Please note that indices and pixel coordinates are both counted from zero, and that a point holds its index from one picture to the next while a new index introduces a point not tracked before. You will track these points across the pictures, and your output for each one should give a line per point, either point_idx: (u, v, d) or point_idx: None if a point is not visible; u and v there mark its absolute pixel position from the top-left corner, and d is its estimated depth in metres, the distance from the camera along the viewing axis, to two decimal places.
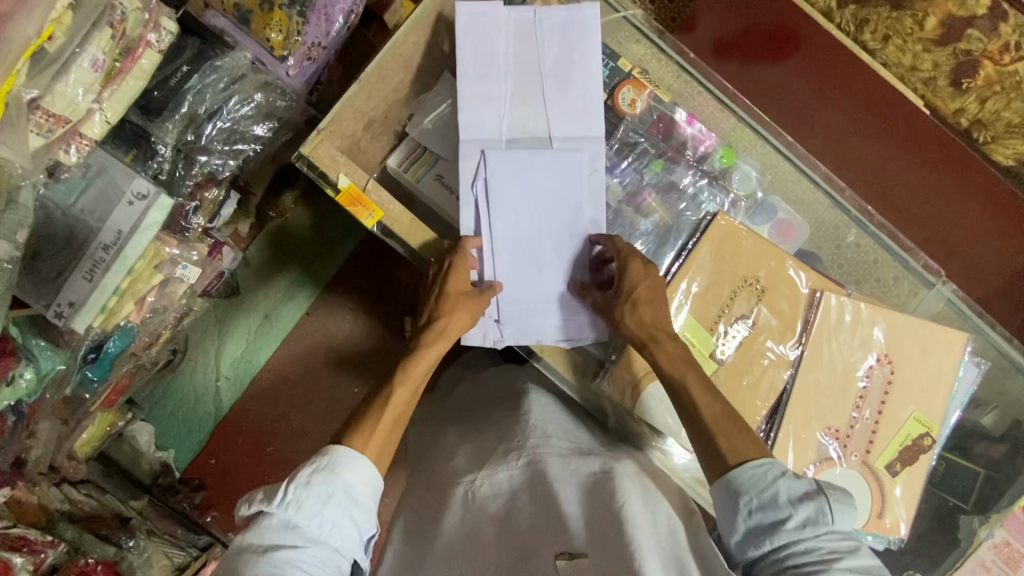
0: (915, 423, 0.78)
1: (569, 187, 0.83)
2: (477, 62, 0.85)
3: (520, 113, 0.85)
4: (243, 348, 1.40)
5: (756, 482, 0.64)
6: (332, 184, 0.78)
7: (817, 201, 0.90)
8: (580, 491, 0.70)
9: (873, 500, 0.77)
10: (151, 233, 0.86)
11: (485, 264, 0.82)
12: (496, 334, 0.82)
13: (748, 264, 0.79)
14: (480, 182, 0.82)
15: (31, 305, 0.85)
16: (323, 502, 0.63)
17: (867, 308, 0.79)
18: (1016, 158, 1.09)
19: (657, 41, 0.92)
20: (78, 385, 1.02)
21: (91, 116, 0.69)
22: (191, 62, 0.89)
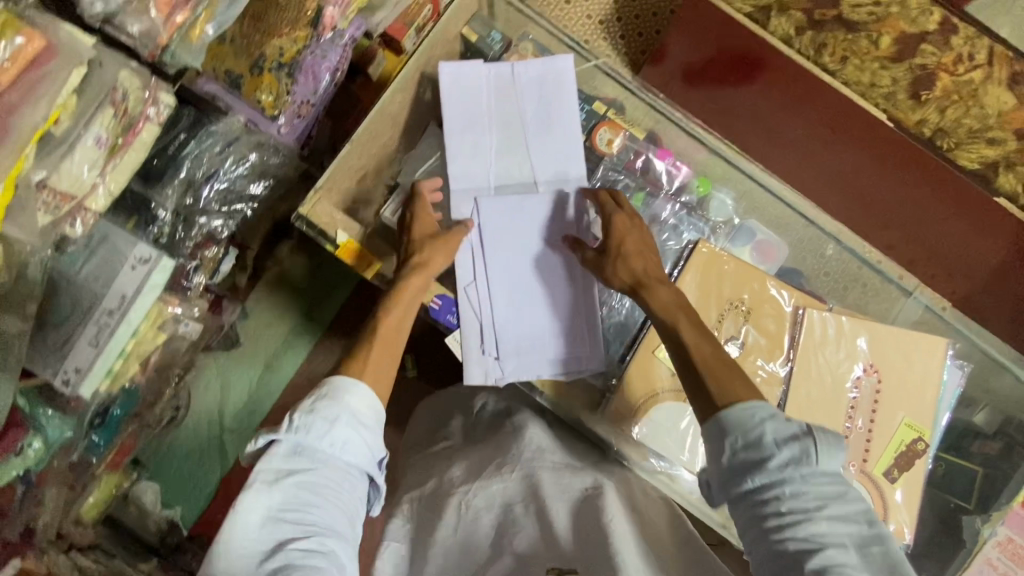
0: (908, 429, 0.80)
1: (557, 228, 0.89)
2: (462, 118, 0.92)
3: (503, 159, 0.93)
4: (246, 399, 1.40)
5: (744, 423, 0.62)
6: (332, 241, 0.82)
7: (798, 223, 0.94)
8: (572, 505, 0.74)
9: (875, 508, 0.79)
10: (154, 295, 0.88)
11: (482, 303, 0.86)
12: (497, 372, 0.85)
13: (732, 288, 0.82)
14: (476, 227, 0.88)
15: (38, 374, 0.86)
16: (329, 425, 0.64)
17: (848, 321, 0.82)
18: (982, 162, 1.05)
19: (627, 84, 0.99)
20: (85, 450, 1.03)
21: (96, 191, 0.72)
22: (188, 130, 0.94)
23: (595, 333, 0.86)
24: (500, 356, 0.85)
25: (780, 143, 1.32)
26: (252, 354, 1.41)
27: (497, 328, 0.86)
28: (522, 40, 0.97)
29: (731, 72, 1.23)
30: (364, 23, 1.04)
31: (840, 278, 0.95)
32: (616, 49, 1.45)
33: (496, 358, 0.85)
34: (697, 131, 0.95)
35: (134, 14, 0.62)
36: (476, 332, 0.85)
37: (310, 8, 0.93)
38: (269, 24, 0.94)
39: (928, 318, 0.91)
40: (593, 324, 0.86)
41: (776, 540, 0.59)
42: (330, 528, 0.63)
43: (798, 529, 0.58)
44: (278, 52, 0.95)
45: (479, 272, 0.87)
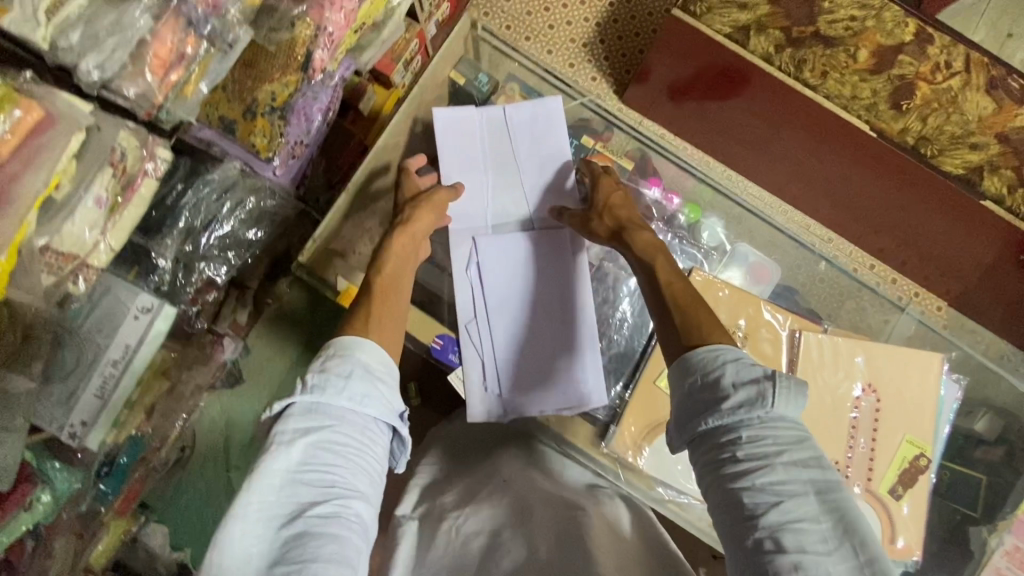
0: (909, 446, 0.81)
1: (553, 266, 0.92)
2: (458, 160, 0.94)
3: (500, 190, 0.95)
4: (251, 436, 1.40)
5: (704, 364, 0.62)
6: (333, 287, 0.96)
7: (790, 246, 0.97)
8: (557, 527, 0.70)
9: (882, 526, 0.80)
10: (156, 344, 0.89)
11: (483, 343, 0.90)
12: (500, 409, 0.88)
13: (727, 314, 0.83)
14: (473, 269, 0.92)
15: (43, 430, 0.86)
16: (346, 380, 0.62)
17: (844, 342, 0.83)
18: (967, 167, 1.06)
19: (609, 118, 1.02)
20: (93, 500, 1.02)
21: (97, 248, 0.72)
22: (185, 179, 0.96)
23: (593, 368, 0.90)
24: (502, 394, 0.88)
25: (769, 156, 1.33)
26: (254, 391, 1.39)
27: (498, 367, 0.89)
28: (508, 81, 1.04)
29: (714, 88, 1.23)
30: (353, 62, 1.08)
31: (833, 294, 0.97)
32: (600, 70, 1.48)
33: (497, 396, 0.89)
34: (684, 161, 0.99)
35: (130, 79, 0.64)
36: (478, 372, 0.89)
37: (299, 53, 0.89)
38: (259, 70, 0.92)
39: (921, 333, 0.94)
40: (591, 360, 0.90)
41: (732, 489, 0.57)
42: (351, 489, 0.59)
43: (754, 477, 0.56)
44: (270, 96, 0.94)
45: (479, 313, 0.91)
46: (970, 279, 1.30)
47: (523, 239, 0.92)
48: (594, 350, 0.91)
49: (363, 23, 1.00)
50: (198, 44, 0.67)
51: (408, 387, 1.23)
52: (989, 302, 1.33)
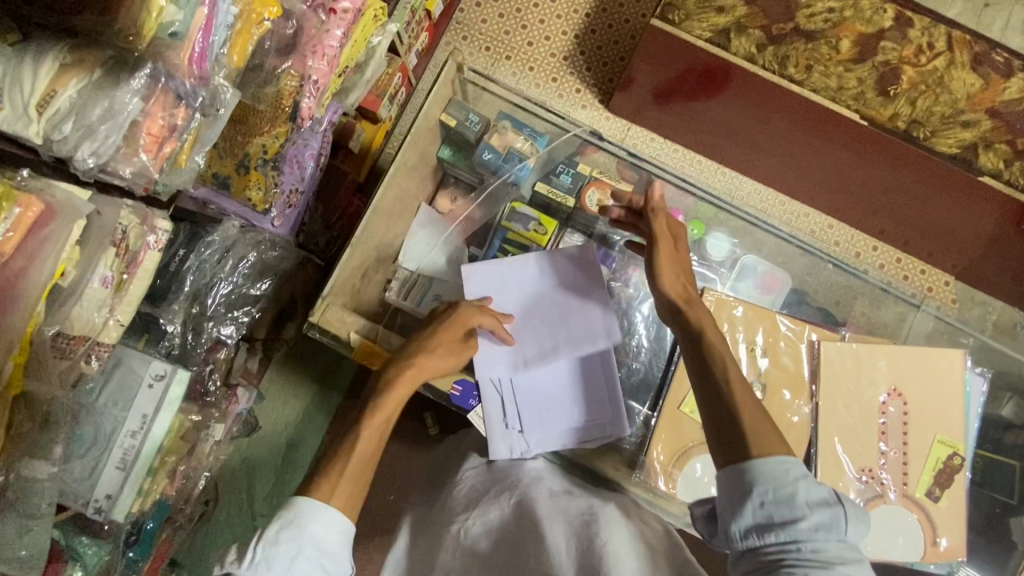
0: (941, 446, 0.80)
1: (567, 296, 0.90)
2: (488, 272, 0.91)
3: (526, 287, 0.91)
4: (273, 482, 1.38)
5: (776, 477, 0.56)
6: (346, 344, 0.82)
7: (799, 257, 0.97)
8: (568, 523, 0.72)
9: (924, 529, 0.78)
10: (173, 410, 0.88)
11: (501, 379, 0.88)
12: (522, 445, 0.87)
13: (745, 331, 0.83)
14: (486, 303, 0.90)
15: (70, 507, 0.86)
16: (290, 559, 0.59)
17: (865, 347, 0.82)
18: (961, 146, 1.05)
19: (601, 145, 1.00)
20: (124, 568, 1.02)
21: (107, 325, 0.72)
22: (186, 245, 0.98)
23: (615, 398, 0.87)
24: (524, 430, 0.87)
25: (762, 151, 1.33)
26: (273, 439, 1.39)
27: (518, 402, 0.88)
28: (499, 118, 1.00)
29: (698, 89, 1.22)
30: (340, 105, 1.09)
31: (840, 292, 0.97)
32: (583, 83, 1.47)
33: (519, 431, 0.87)
34: (683, 181, 0.98)
35: (125, 161, 0.65)
36: (498, 408, 0.87)
37: (287, 105, 0.89)
38: (248, 125, 0.92)
39: (940, 327, 0.93)
40: (613, 389, 0.88)
41: None
42: None
43: None
44: (262, 149, 0.94)
45: (495, 347, 0.88)
46: (976, 252, 1.30)
47: (536, 271, 0.91)
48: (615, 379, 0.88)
49: (346, 67, 1.00)
50: (189, 114, 0.68)
51: (424, 417, 1.24)
52: (998, 270, 1.33)
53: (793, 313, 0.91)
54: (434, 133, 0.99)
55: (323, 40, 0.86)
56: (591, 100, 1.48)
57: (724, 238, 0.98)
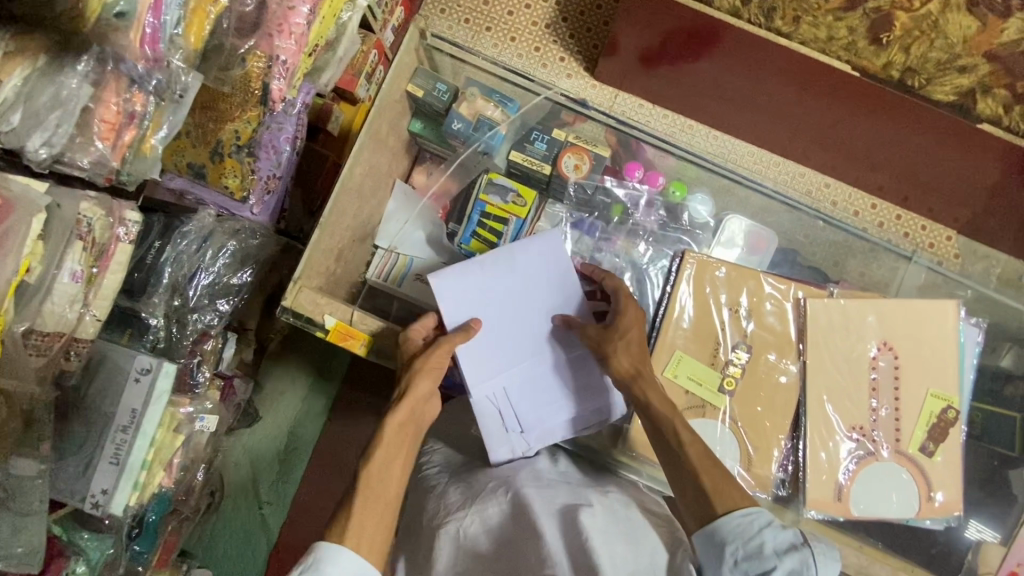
0: (934, 399, 0.78)
1: (543, 288, 0.87)
2: (461, 285, 0.85)
3: (501, 288, 0.86)
4: (277, 470, 1.39)
5: (742, 532, 0.63)
6: (320, 326, 0.79)
7: (786, 212, 0.94)
8: (560, 515, 0.70)
9: (917, 484, 0.77)
10: (162, 403, 0.88)
11: (491, 389, 0.84)
12: (523, 446, 0.84)
13: (728, 293, 0.81)
14: (462, 308, 0.84)
15: (66, 504, 0.86)
16: None
17: (851, 302, 0.80)
18: (958, 93, 1.00)
19: (577, 107, 0.97)
20: (129, 560, 1.04)
21: (83, 320, 0.72)
22: (161, 236, 0.95)
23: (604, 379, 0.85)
24: (523, 429, 0.84)
25: (755, 112, 1.29)
26: (273, 428, 1.39)
27: (512, 402, 0.84)
28: (469, 86, 0.97)
29: (684, 48, 1.17)
30: (312, 86, 1.06)
31: (840, 255, 0.94)
32: (567, 50, 1.43)
33: (520, 432, 0.84)
34: (660, 141, 0.95)
35: (81, 150, 0.64)
36: (494, 417, 0.83)
37: (255, 88, 0.86)
38: (219, 112, 0.90)
39: (932, 279, 0.91)
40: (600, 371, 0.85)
41: None
42: None
43: None
44: (234, 136, 0.93)
45: (479, 354, 0.84)
46: (978, 204, 1.25)
47: (505, 265, 0.86)
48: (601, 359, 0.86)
49: (315, 45, 0.96)
50: (146, 100, 0.66)
51: None
52: (997, 223, 1.28)
53: (778, 273, 0.89)
54: (403, 105, 0.97)
55: (289, 18, 0.83)
56: (577, 68, 1.44)
57: (708, 200, 0.95)
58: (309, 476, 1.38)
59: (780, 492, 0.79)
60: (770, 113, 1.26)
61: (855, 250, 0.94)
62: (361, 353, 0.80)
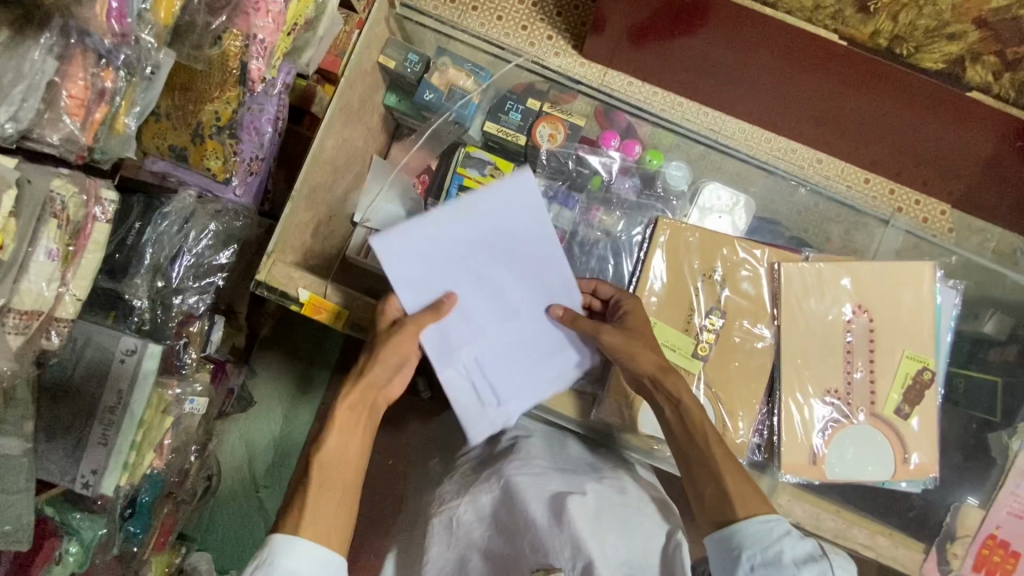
0: (911, 361, 0.78)
1: (508, 237, 0.79)
2: (416, 246, 0.77)
3: (462, 245, 0.78)
4: (273, 452, 1.40)
5: (760, 539, 0.62)
6: (295, 300, 0.78)
7: (762, 177, 0.96)
8: (550, 501, 0.73)
9: (893, 446, 0.77)
10: (148, 384, 0.89)
11: (462, 361, 0.79)
12: (503, 416, 0.81)
13: (701, 258, 0.81)
14: (415, 277, 0.77)
15: (57, 485, 0.88)
16: None
17: (828, 266, 0.79)
18: (947, 60, 0.92)
19: (551, 75, 0.97)
20: (125, 541, 1.05)
21: (62, 299, 0.73)
22: (141, 217, 0.94)
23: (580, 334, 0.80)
24: (501, 400, 0.80)
25: (745, 87, 1.23)
26: (268, 411, 1.40)
27: (487, 373, 0.80)
28: (440, 57, 0.95)
29: (670, 26, 1.13)
30: (292, 65, 1.03)
31: (811, 222, 0.96)
32: (554, 28, 1.41)
33: (497, 404, 0.80)
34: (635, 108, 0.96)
35: (50, 126, 0.64)
36: (467, 390, 0.79)
37: (233, 66, 0.87)
38: (197, 93, 0.89)
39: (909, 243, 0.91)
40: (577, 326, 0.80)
41: None
42: None
43: None
44: (214, 116, 0.92)
45: (447, 323, 0.78)
46: (970, 177, 1.19)
47: (462, 221, 0.78)
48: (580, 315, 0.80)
49: (295, 24, 0.95)
50: (116, 76, 0.66)
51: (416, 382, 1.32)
52: (995, 197, 1.22)
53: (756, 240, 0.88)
54: (375, 79, 0.93)
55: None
56: (565, 46, 1.42)
57: (685, 167, 0.93)
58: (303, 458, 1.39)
59: (756, 458, 0.79)
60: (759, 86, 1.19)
61: (834, 218, 0.95)
62: (337, 327, 0.78)
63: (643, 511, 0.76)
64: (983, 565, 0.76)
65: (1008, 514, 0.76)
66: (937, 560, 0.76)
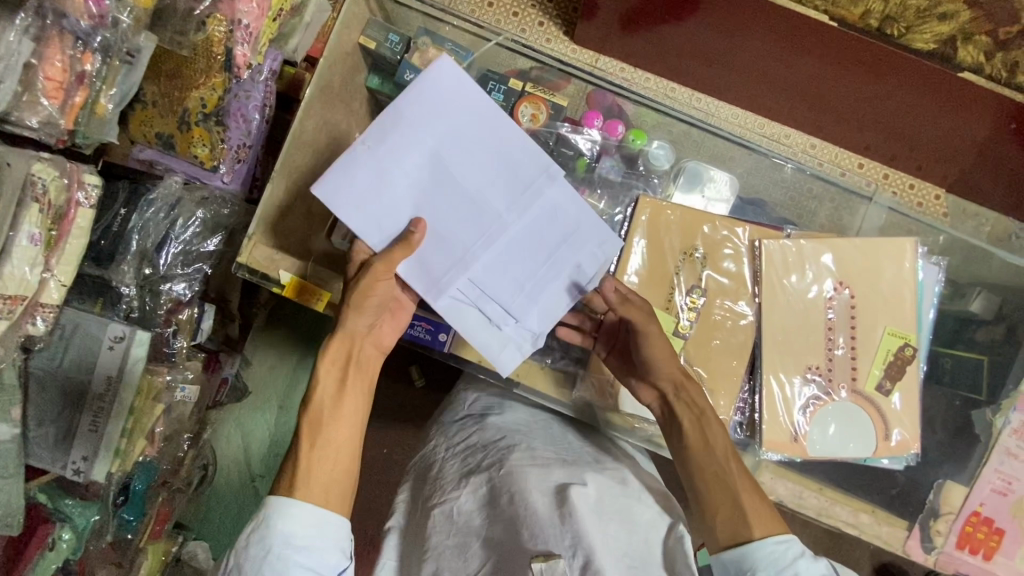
0: (891, 338, 0.79)
1: (449, 139, 0.73)
2: (364, 184, 0.73)
3: (410, 163, 0.73)
4: (269, 440, 1.38)
5: (777, 559, 0.63)
6: (276, 282, 0.79)
7: (742, 154, 0.95)
8: (554, 493, 0.72)
9: (874, 424, 0.79)
10: (138, 370, 0.89)
11: (461, 292, 0.77)
12: (526, 331, 0.79)
13: (681, 236, 0.81)
14: (377, 213, 0.73)
15: (49, 470, 0.89)
16: (263, 560, 0.60)
17: (809, 243, 0.80)
18: (939, 41, 0.82)
19: (529, 52, 0.95)
20: (118, 528, 1.05)
21: (47, 285, 0.74)
22: (127, 204, 0.94)
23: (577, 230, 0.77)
24: (516, 318, 0.78)
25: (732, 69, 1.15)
26: (263, 399, 1.38)
27: (491, 294, 0.77)
28: (420, 36, 0.92)
29: (658, 10, 1.06)
30: (280, 52, 1.02)
31: (804, 198, 0.94)
32: (545, 14, 1.36)
33: (515, 324, 0.79)
34: (616, 86, 0.94)
35: (29, 108, 0.64)
36: (477, 318, 0.78)
37: (218, 52, 0.86)
38: (183, 78, 0.89)
39: (893, 220, 0.90)
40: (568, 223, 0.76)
41: None
42: None
43: None
44: (200, 103, 0.91)
45: (430, 253, 0.75)
46: (965, 163, 1.12)
47: (399, 140, 0.73)
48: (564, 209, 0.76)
49: (280, 8, 0.93)
50: (94, 58, 0.67)
51: (410, 371, 1.33)
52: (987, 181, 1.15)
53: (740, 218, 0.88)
54: (355, 60, 0.92)
55: None
56: (555, 32, 1.37)
57: (667, 146, 0.92)
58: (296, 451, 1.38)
59: (737, 435, 0.81)
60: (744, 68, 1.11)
61: (820, 195, 0.94)
62: (317, 307, 0.80)
63: (636, 495, 0.76)
64: (966, 542, 0.79)
65: (991, 491, 0.79)
66: (920, 537, 0.79)
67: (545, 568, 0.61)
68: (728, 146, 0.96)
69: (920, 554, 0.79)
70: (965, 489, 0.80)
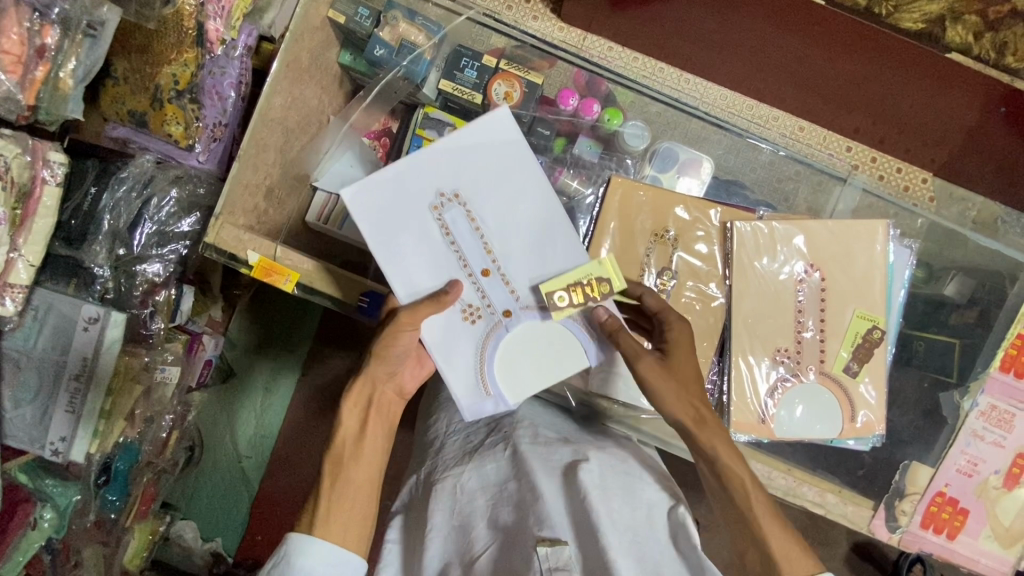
0: (861, 320, 0.79)
1: (400, 234, 0.74)
2: (438, 167, 0.75)
3: (393, 200, 0.74)
4: (254, 424, 1.37)
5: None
6: (245, 263, 0.78)
7: (717, 134, 0.95)
8: (561, 474, 0.71)
9: (843, 406, 0.79)
10: (114, 349, 0.89)
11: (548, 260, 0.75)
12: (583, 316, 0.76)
13: (653, 217, 0.81)
14: (467, 173, 0.75)
15: (29, 451, 0.90)
16: None
17: (779, 224, 0.80)
18: (928, 21, 0.76)
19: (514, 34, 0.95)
20: (101, 507, 1.04)
21: (14, 265, 0.77)
22: (97, 182, 0.92)
23: (487, 378, 0.75)
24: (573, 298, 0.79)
25: (721, 53, 1.01)
26: (249, 384, 1.36)
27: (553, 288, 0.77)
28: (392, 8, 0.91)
29: None
30: (255, 27, 0.98)
31: (782, 179, 0.95)
32: None
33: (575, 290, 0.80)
34: (592, 65, 0.93)
35: None
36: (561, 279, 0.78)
37: (190, 26, 0.85)
38: (154, 54, 0.87)
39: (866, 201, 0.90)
40: (476, 362, 0.75)
41: None
42: None
43: None
44: (173, 80, 0.89)
45: (507, 228, 0.76)
46: (952, 148, 1.00)
47: (420, 190, 0.75)
48: (472, 357, 0.75)
49: None
50: (54, 31, 0.70)
51: None
52: (979, 166, 1.02)
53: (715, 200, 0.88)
54: (326, 35, 0.91)
55: None
56: (541, 8, 1.16)
57: (642, 126, 0.92)
58: (284, 433, 1.36)
59: None
60: (739, 54, 0.98)
61: (800, 177, 0.94)
62: (286, 288, 0.77)
63: None
64: (931, 521, 0.82)
65: (957, 471, 0.82)
66: (885, 516, 0.81)
67: (550, 552, 0.62)
68: (706, 127, 0.95)
69: (886, 533, 0.82)
70: (932, 469, 0.83)
